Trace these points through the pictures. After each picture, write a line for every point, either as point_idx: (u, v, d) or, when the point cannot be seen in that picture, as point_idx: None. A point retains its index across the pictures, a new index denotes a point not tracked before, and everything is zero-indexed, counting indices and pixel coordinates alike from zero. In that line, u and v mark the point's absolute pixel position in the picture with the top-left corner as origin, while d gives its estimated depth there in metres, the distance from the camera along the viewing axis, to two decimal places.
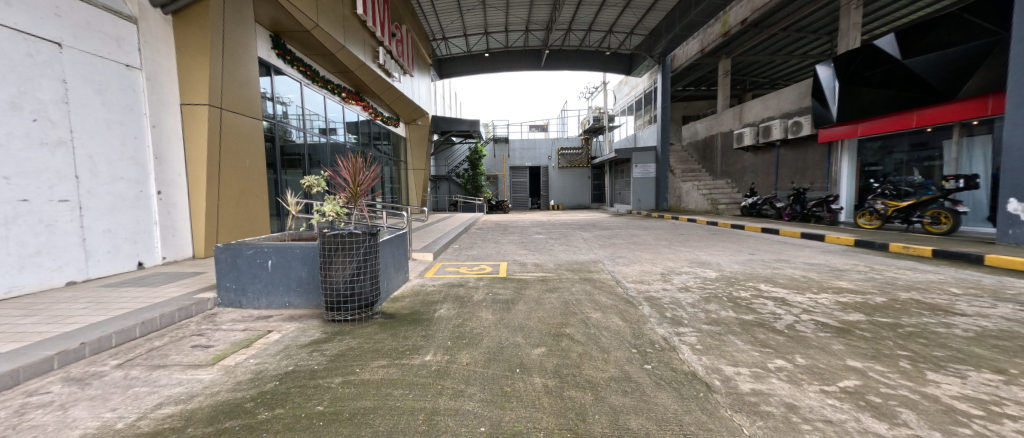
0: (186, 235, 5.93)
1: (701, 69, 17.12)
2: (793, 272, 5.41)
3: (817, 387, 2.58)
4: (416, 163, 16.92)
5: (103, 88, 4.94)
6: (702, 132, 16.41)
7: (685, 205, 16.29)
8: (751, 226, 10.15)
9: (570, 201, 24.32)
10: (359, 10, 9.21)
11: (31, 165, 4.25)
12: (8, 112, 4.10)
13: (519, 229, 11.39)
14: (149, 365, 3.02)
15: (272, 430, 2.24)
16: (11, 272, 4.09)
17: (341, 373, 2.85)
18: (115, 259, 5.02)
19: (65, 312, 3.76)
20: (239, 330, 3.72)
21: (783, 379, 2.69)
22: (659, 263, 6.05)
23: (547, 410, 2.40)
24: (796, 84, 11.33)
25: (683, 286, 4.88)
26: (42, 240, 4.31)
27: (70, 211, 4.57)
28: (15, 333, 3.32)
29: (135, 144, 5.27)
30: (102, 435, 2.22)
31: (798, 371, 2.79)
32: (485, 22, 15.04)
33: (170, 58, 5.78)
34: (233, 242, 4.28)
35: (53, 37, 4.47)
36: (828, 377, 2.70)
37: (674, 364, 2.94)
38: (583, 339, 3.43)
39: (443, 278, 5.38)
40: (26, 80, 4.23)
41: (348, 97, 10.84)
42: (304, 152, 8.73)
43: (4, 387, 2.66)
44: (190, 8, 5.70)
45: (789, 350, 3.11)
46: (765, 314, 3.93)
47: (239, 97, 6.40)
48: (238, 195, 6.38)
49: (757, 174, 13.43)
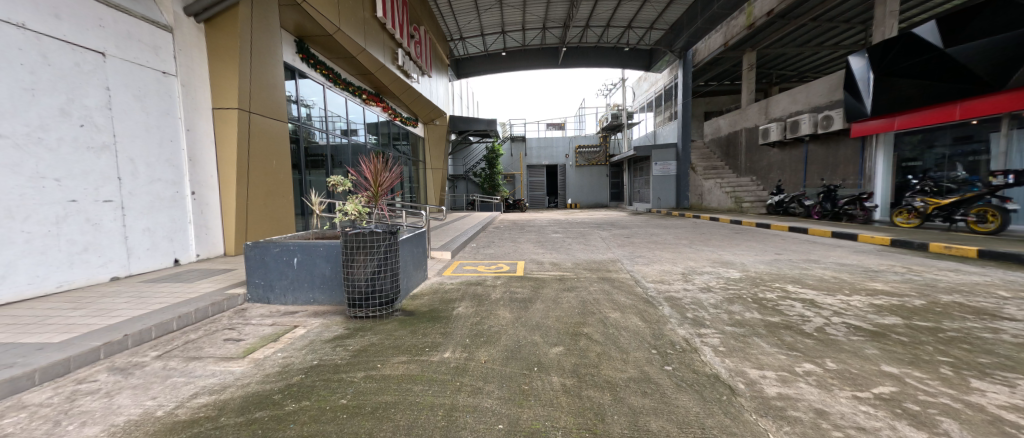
0: (218, 233, 6.22)
1: (724, 63, 16.59)
2: (822, 273, 5.18)
3: (849, 392, 2.48)
4: (434, 163, 17.11)
5: (142, 95, 5.22)
6: (726, 129, 15.87)
7: (707, 203, 15.80)
8: (778, 225, 9.75)
9: (588, 200, 24.00)
10: (378, 13, 9.39)
11: (79, 167, 4.53)
12: (59, 118, 4.38)
13: (537, 229, 11.28)
14: (186, 357, 3.19)
15: (298, 422, 2.33)
16: (62, 268, 4.38)
17: (363, 368, 2.94)
18: (154, 255, 5.31)
19: (109, 306, 4.02)
20: (267, 325, 3.88)
21: (812, 383, 2.60)
22: (679, 262, 5.93)
23: (565, 409, 2.40)
24: (827, 77, 10.84)
25: (704, 286, 4.77)
26: (89, 237, 4.59)
27: (113, 210, 4.85)
28: (67, 324, 3.57)
29: (171, 148, 5.55)
30: (144, 422, 2.36)
31: (829, 375, 2.69)
32: (503, 21, 15.04)
33: (202, 63, 6.03)
34: (262, 240, 4.45)
35: (97, 47, 4.74)
36: (861, 382, 2.59)
37: (696, 365, 2.88)
38: (602, 339, 3.41)
39: (461, 277, 5.43)
40: (73, 88, 4.51)
41: (368, 99, 11.04)
42: (326, 153, 8.96)
43: (58, 374, 2.87)
44: (221, 15, 5.96)
45: (819, 354, 3.00)
46: (793, 315, 3.81)
47: (267, 101, 6.64)
48: (266, 194, 6.65)
49: (785, 172, 12.94)
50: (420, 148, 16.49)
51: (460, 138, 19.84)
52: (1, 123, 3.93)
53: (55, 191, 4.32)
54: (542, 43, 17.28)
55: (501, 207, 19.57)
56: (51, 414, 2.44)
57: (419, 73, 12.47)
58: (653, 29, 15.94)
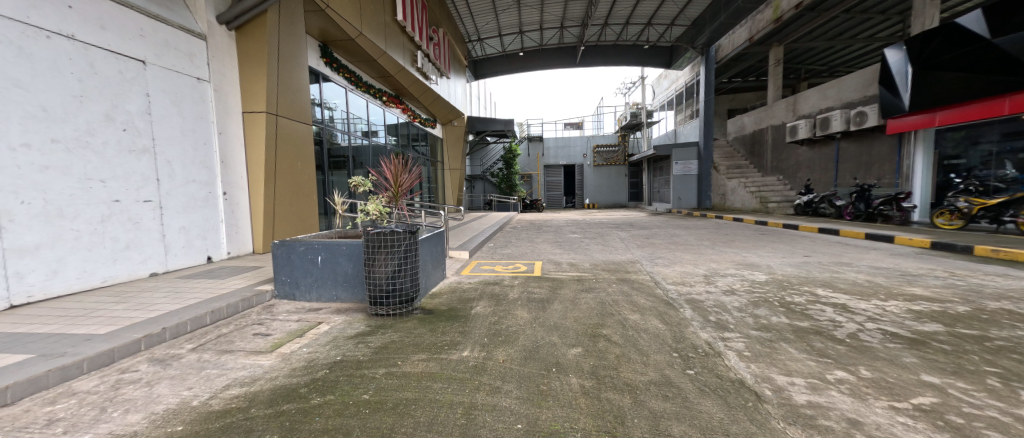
0: (247, 232, 6.48)
1: (749, 58, 16.07)
2: (855, 277, 4.94)
3: (885, 402, 2.37)
4: (452, 164, 17.27)
5: (179, 100, 5.50)
6: (750, 126, 15.35)
7: (730, 203, 15.33)
8: (807, 226, 9.37)
9: (606, 199, 23.68)
10: (398, 17, 9.56)
11: (121, 169, 4.81)
12: (104, 123, 4.67)
13: (554, 229, 11.20)
14: (218, 350, 3.34)
15: (323, 415, 2.40)
16: (107, 265, 4.67)
17: (385, 365, 3.01)
18: (189, 253, 5.59)
19: (148, 300, 4.25)
20: (294, 321, 4.02)
21: (845, 391, 2.49)
22: (702, 264, 5.78)
23: (584, 411, 2.39)
24: (861, 71, 10.34)
25: (728, 289, 4.63)
26: (130, 235, 4.87)
27: (152, 210, 5.13)
28: (112, 317, 3.81)
29: (205, 151, 5.82)
30: (181, 411, 2.48)
31: (862, 384, 2.57)
32: (520, 21, 15.02)
33: (233, 69, 6.30)
34: (289, 239, 4.60)
35: (138, 55, 5.03)
36: (899, 392, 2.46)
37: (719, 370, 2.81)
38: (621, 340, 3.37)
39: (479, 276, 5.47)
40: (117, 95, 4.79)
41: (388, 101, 11.25)
42: (348, 154, 9.18)
43: (103, 364, 3.07)
44: (251, 23, 6.20)
45: (852, 361, 2.87)
46: (823, 321, 3.66)
47: (292, 104, 6.87)
48: (291, 195, 6.88)
49: (814, 170, 12.43)
50: (439, 149, 16.66)
51: (477, 139, 19.98)
52: (52, 128, 4.21)
53: (101, 192, 4.61)
54: (559, 43, 17.15)
55: (518, 207, 19.54)
56: (98, 401, 2.60)
57: (437, 75, 12.65)
58: (674, 25, 15.58)
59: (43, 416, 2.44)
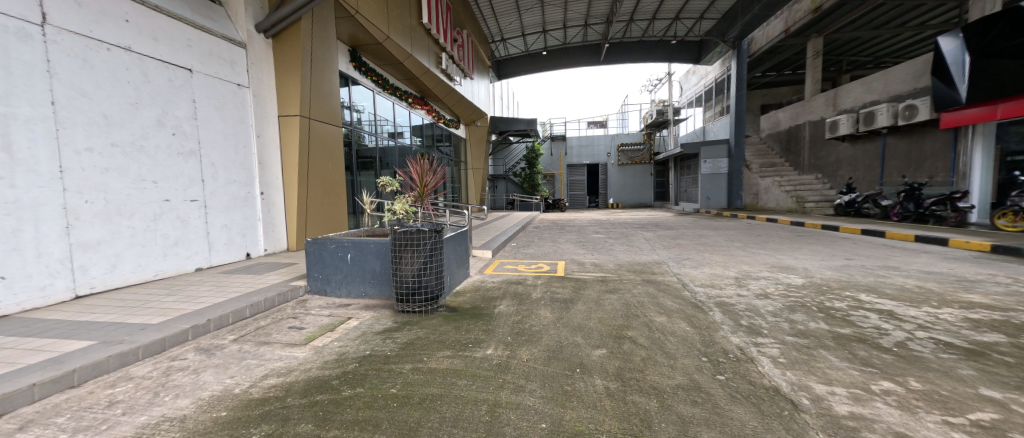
0: (281, 230, 6.80)
1: (785, 51, 15.29)
2: (903, 282, 4.61)
3: (938, 417, 2.21)
4: (475, 164, 17.38)
5: (222, 106, 5.84)
6: (786, 122, 14.58)
7: (763, 203, 14.63)
8: (848, 227, 8.82)
9: (630, 199, 23.16)
10: (424, 19, 9.75)
11: (171, 171, 5.17)
12: (156, 128, 5.02)
13: (578, 229, 11.08)
14: (257, 341, 3.53)
15: (354, 407, 2.49)
16: (158, 259, 5.02)
17: (411, 360, 3.09)
18: (230, 249, 5.92)
19: (194, 293, 4.55)
20: (325, 315, 4.18)
21: (891, 404, 2.34)
22: (733, 266, 5.56)
23: (609, 413, 2.36)
24: (911, 61, 9.64)
25: (761, 293, 4.43)
26: (178, 232, 5.22)
27: (198, 209, 5.48)
28: (163, 308, 4.10)
29: (244, 153, 6.15)
30: (225, 397, 2.65)
31: (912, 396, 2.41)
32: (543, 20, 14.87)
33: (270, 76, 6.62)
34: (320, 237, 4.80)
35: (186, 64, 5.37)
36: (954, 407, 2.29)
37: (752, 376, 2.71)
38: (647, 343, 3.30)
39: (502, 275, 5.49)
40: (167, 102, 5.14)
41: (414, 102, 11.46)
42: (375, 155, 9.42)
43: (156, 352, 3.31)
44: (286, 31, 6.50)
45: (899, 372, 2.69)
46: (867, 328, 3.44)
47: (325, 108, 7.14)
48: (323, 194, 7.16)
49: (856, 168, 11.69)
50: (462, 149, 16.81)
51: (500, 139, 20.06)
52: (111, 133, 4.57)
53: (153, 192, 4.97)
54: (583, 40, 16.92)
55: (541, 207, 19.40)
56: (152, 386, 2.81)
57: (461, 76, 12.82)
58: (704, 19, 15.04)
59: (105, 398, 2.66)
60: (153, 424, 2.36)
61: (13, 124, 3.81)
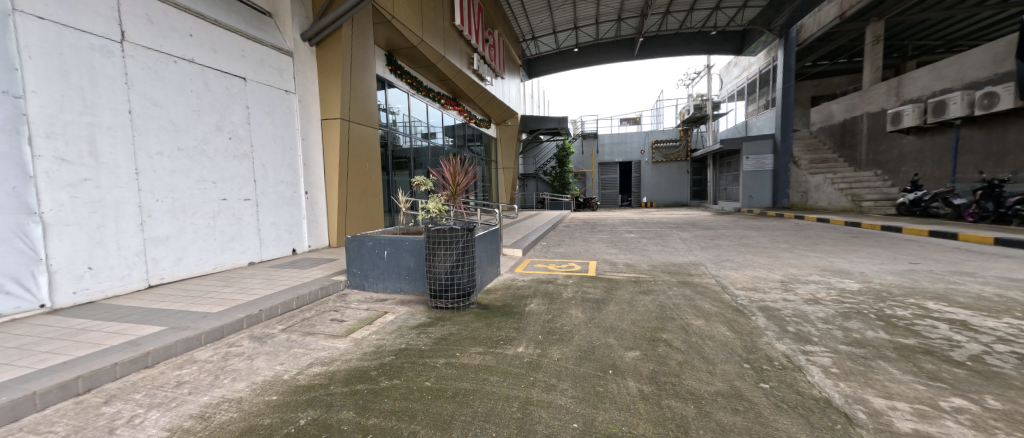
0: (323, 227, 7.16)
1: (838, 38, 14.13)
2: (980, 290, 4.13)
3: None
4: (505, 162, 17.42)
5: (271, 111, 6.21)
6: (839, 115, 13.44)
7: (813, 202, 13.58)
8: (911, 228, 8.06)
9: (664, 198, 22.29)
10: (456, 21, 9.88)
11: (228, 172, 5.57)
12: (215, 133, 5.43)
13: (610, 228, 10.85)
14: (303, 332, 3.75)
15: (391, 397, 2.59)
16: (217, 254, 5.43)
17: (444, 355, 3.16)
18: (278, 245, 6.31)
19: (247, 285, 4.91)
20: (364, 309, 4.37)
21: (963, 422, 2.13)
22: (778, 269, 5.23)
23: (643, 416, 2.30)
24: (993, 43, 8.67)
25: (810, 298, 4.13)
26: (233, 229, 5.63)
27: (250, 207, 5.88)
28: (221, 298, 4.45)
29: (291, 155, 6.52)
30: (277, 382, 2.84)
31: (989, 415, 2.17)
32: (575, 16, 14.53)
33: (314, 81, 6.96)
34: (359, 234, 5.00)
35: (241, 73, 5.76)
36: None
37: (800, 386, 2.54)
38: (683, 346, 3.18)
39: (532, 274, 5.49)
40: (224, 108, 5.54)
41: (446, 103, 11.66)
42: (409, 156, 9.67)
43: (216, 338, 3.59)
44: (329, 38, 6.80)
45: (973, 388, 2.43)
46: (935, 339, 3.13)
47: (363, 111, 7.42)
48: (361, 194, 7.46)
49: (923, 164, 10.62)
50: (493, 148, 16.90)
51: (530, 138, 19.95)
52: (178, 138, 4.99)
53: (213, 192, 5.38)
54: (616, 35, 16.46)
55: (571, 206, 19.09)
56: (213, 369, 3.06)
57: (492, 76, 12.91)
58: (747, 7, 14.18)
59: (175, 378, 2.92)
60: (214, 404, 2.57)
61: (98, 132, 4.25)
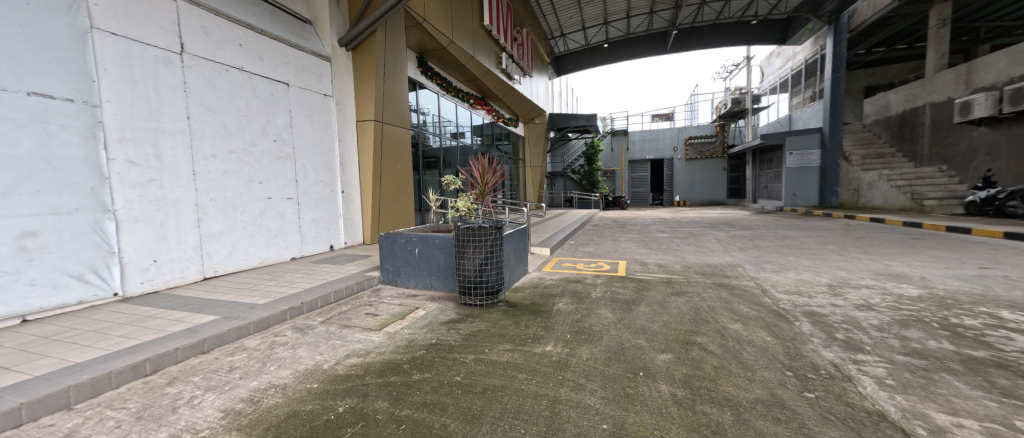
0: (358, 225, 7.42)
1: (897, 22, 12.96)
2: None
3: None
4: (533, 161, 17.35)
5: (311, 114, 6.49)
6: (896, 107, 12.35)
7: (866, 200, 12.59)
8: (981, 229, 7.31)
9: (699, 196, 21.42)
10: (485, 22, 9.91)
11: (273, 173, 5.89)
12: (262, 136, 5.74)
13: (641, 227, 10.57)
14: (340, 324, 3.91)
15: (422, 390, 2.64)
16: (263, 250, 5.76)
17: (473, 351, 3.20)
18: (318, 242, 6.62)
19: (290, 279, 5.17)
20: (397, 304, 4.49)
21: None
22: (824, 272, 4.88)
23: (677, 421, 2.23)
24: None
25: (861, 303, 3.83)
26: (278, 226, 5.95)
27: (293, 206, 6.19)
28: (267, 290, 4.72)
29: (329, 155, 6.80)
30: (318, 371, 2.98)
31: None
32: (605, 11, 14.16)
33: (350, 84, 7.20)
34: (392, 232, 5.13)
35: (284, 79, 6.05)
36: None
37: (850, 397, 2.36)
38: (719, 351, 3.04)
39: (560, 273, 5.44)
40: (270, 113, 5.85)
41: (474, 103, 11.73)
42: (439, 155, 9.82)
43: (263, 328, 3.81)
44: (365, 42, 7.02)
45: None
46: (1010, 352, 2.82)
47: (396, 112, 7.61)
48: (393, 192, 7.66)
49: (998, 158, 9.57)
50: (522, 148, 16.87)
51: (558, 136, 19.74)
52: (229, 141, 5.32)
53: (259, 191, 5.70)
54: (648, 29, 15.83)
55: (599, 205, 18.86)
56: (260, 356, 3.26)
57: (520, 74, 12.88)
58: None
59: (227, 363, 3.13)
60: (262, 389, 2.73)
61: (161, 137, 4.61)
